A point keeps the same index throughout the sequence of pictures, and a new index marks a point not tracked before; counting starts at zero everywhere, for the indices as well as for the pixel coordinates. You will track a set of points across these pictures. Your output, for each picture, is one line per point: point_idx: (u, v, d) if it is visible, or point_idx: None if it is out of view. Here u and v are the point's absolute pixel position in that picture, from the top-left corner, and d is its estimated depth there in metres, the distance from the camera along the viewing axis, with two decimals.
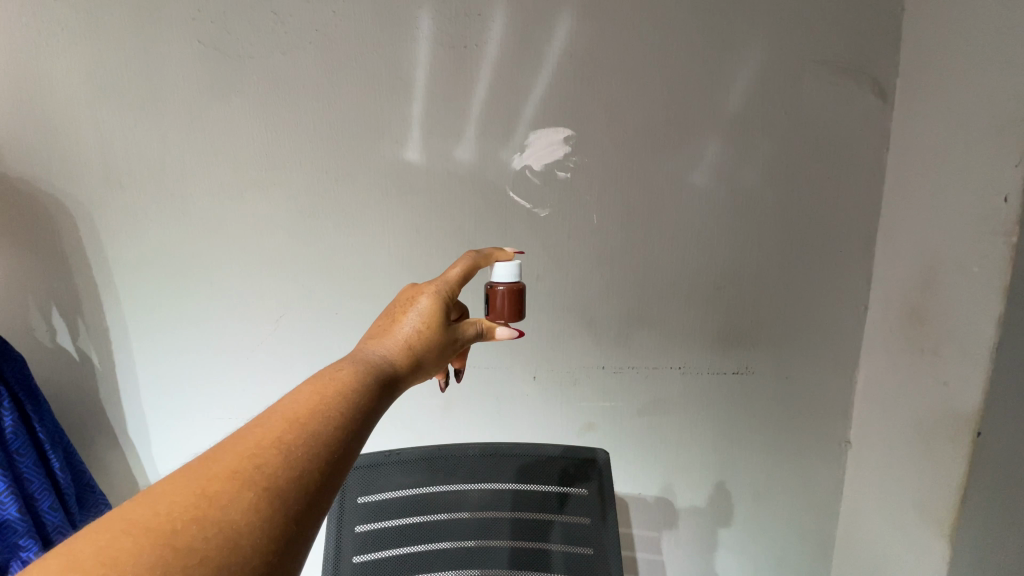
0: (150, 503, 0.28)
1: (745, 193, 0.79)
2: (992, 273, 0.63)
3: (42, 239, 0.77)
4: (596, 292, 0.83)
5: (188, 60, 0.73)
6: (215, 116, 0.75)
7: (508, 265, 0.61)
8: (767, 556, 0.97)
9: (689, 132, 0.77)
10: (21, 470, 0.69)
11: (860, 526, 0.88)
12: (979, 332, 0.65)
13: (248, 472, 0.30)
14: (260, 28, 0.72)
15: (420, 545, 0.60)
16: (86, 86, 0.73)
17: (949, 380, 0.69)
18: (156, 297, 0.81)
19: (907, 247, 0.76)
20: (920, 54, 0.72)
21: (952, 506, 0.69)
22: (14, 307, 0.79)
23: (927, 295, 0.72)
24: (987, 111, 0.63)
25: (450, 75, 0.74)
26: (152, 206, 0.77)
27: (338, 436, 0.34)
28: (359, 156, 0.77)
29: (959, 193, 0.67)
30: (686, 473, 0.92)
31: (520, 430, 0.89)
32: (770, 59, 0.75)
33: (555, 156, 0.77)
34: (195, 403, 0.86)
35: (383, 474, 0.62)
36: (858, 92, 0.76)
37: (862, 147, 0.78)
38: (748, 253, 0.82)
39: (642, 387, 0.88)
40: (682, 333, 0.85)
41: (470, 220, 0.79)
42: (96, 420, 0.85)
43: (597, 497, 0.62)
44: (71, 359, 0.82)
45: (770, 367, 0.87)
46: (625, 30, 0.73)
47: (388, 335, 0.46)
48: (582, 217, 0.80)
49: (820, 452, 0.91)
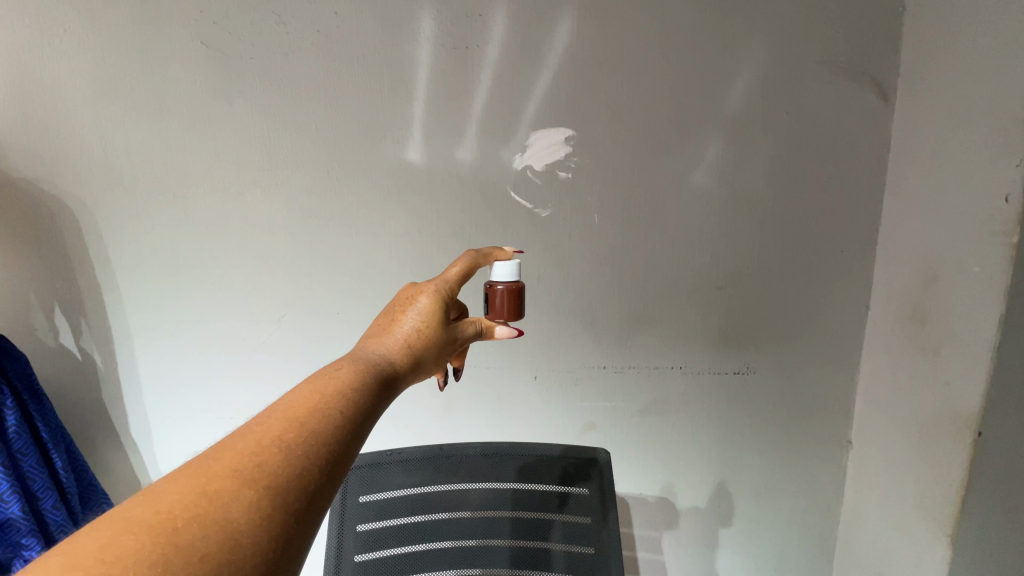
0: (151, 502, 0.28)
1: (745, 193, 0.79)
2: (993, 273, 0.63)
3: (45, 238, 0.77)
4: (597, 292, 0.83)
5: (190, 60, 0.73)
6: (217, 116, 0.75)
7: (508, 264, 0.61)
8: (768, 556, 0.97)
9: (690, 132, 0.77)
10: (24, 469, 0.70)
11: (861, 526, 0.88)
12: (980, 332, 0.65)
13: (249, 471, 0.30)
14: (262, 28, 0.72)
15: (422, 545, 0.61)
16: (89, 86, 0.73)
17: (950, 380, 0.69)
18: (158, 297, 0.81)
19: (907, 247, 0.76)
20: (921, 54, 0.72)
21: (953, 505, 0.69)
22: (17, 307, 0.79)
23: (928, 295, 0.72)
24: (988, 111, 0.63)
25: (452, 75, 0.74)
26: (153, 206, 0.78)
27: (338, 434, 0.35)
28: (360, 156, 0.77)
29: (960, 193, 0.67)
30: (687, 473, 0.92)
31: (520, 430, 0.89)
32: (771, 59, 0.75)
33: (556, 156, 0.77)
34: (196, 402, 0.86)
35: (384, 474, 0.62)
36: (859, 92, 0.76)
37: (863, 147, 0.78)
38: (748, 253, 0.82)
39: (642, 387, 0.88)
40: (682, 333, 0.85)
41: (470, 220, 0.80)
42: (98, 420, 0.85)
43: (598, 497, 0.63)
44: (73, 358, 0.82)
45: (771, 367, 0.87)
46: (625, 30, 0.73)
47: (387, 334, 0.47)
48: (582, 217, 0.80)
49: (821, 452, 0.91)
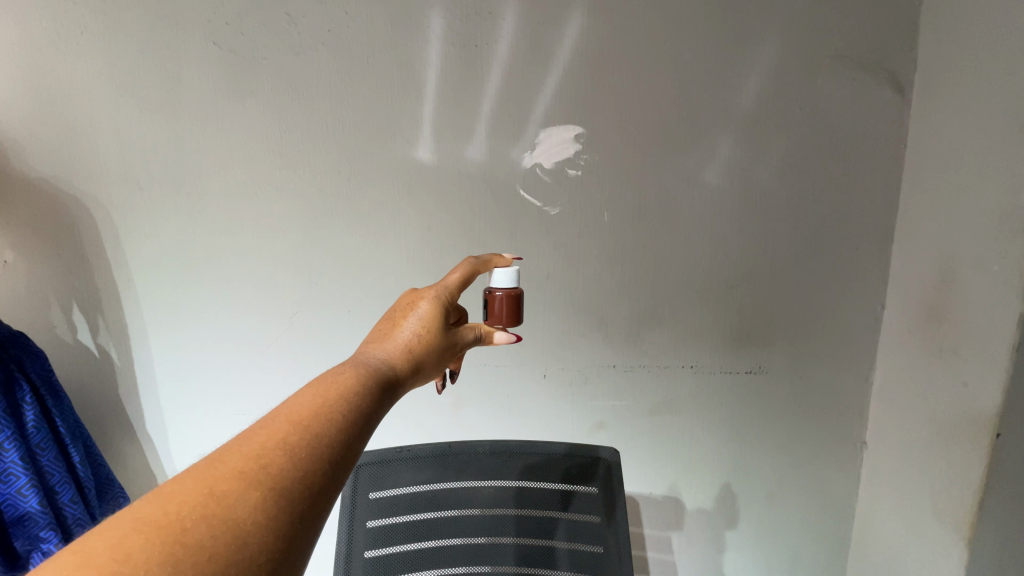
0: (161, 502, 0.28)
1: (758, 192, 0.78)
2: (1013, 272, 0.62)
3: (61, 237, 0.79)
4: (607, 291, 0.83)
5: (203, 61, 0.74)
6: (230, 116, 0.76)
7: (508, 271, 0.61)
8: (781, 557, 0.96)
9: (702, 130, 0.76)
10: (43, 463, 0.71)
11: (875, 528, 0.87)
12: (1000, 331, 0.64)
13: (254, 472, 0.31)
14: (274, 29, 0.73)
15: (431, 542, 0.61)
16: (106, 89, 0.74)
17: (969, 380, 0.68)
18: (172, 295, 0.83)
19: (924, 245, 0.75)
20: (938, 50, 0.71)
21: (972, 507, 0.68)
22: (37, 304, 0.81)
23: (946, 294, 0.71)
24: (1006, 106, 0.62)
25: (461, 75, 0.74)
26: (167, 204, 0.79)
27: (340, 437, 0.35)
28: (371, 156, 0.77)
29: (979, 190, 0.66)
30: (699, 472, 0.92)
31: (529, 428, 0.89)
32: (787, 56, 0.74)
33: (566, 154, 0.77)
34: (209, 399, 0.88)
35: (394, 471, 0.63)
36: (875, 89, 0.75)
37: (877, 145, 0.77)
38: (761, 251, 0.81)
39: (654, 387, 0.87)
40: (693, 332, 0.85)
41: (481, 218, 0.80)
42: (114, 416, 0.87)
43: (606, 496, 0.62)
44: (90, 356, 0.84)
45: (783, 367, 0.86)
46: (637, 28, 0.73)
47: (388, 338, 0.47)
48: (593, 216, 0.79)
49: (835, 453, 0.90)
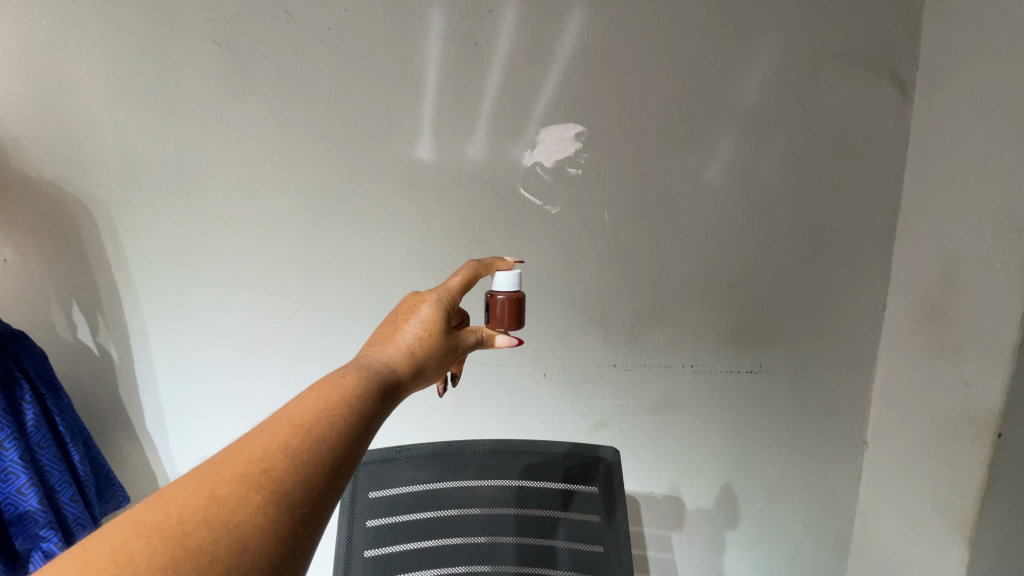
0: (162, 505, 0.28)
1: (759, 191, 0.78)
2: (1015, 271, 0.61)
3: (61, 236, 0.79)
4: (608, 290, 0.82)
5: (203, 60, 0.74)
6: (229, 114, 0.75)
7: (508, 273, 0.60)
8: (782, 557, 0.96)
9: (704, 129, 0.76)
10: (43, 461, 0.71)
11: (876, 527, 0.87)
12: (1001, 330, 0.63)
13: (255, 475, 0.31)
14: (273, 27, 0.73)
15: (431, 541, 0.61)
16: (106, 88, 0.74)
17: (970, 380, 0.68)
18: (172, 294, 0.83)
19: (925, 244, 0.75)
20: (940, 48, 0.70)
21: (973, 506, 0.68)
22: (37, 303, 0.81)
23: (947, 292, 0.71)
24: (1009, 104, 0.62)
25: (461, 73, 0.74)
26: (166, 203, 0.79)
27: (341, 440, 0.35)
28: (371, 154, 0.77)
29: (981, 189, 0.66)
30: (699, 472, 0.92)
31: (529, 427, 0.89)
32: (788, 54, 0.73)
33: (566, 153, 0.77)
34: (209, 399, 0.87)
35: (394, 470, 0.63)
36: (877, 87, 0.75)
37: (879, 144, 0.77)
38: (762, 250, 0.81)
39: (654, 386, 0.87)
40: (694, 331, 0.84)
41: (481, 217, 0.79)
42: (113, 415, 0.87)
43: (606, 496, 0.62)
44: (90, 355, 0.84)
45: (784, 366, 0.86)
46: (638, 25, 0.73)
47: (389, 342, 0.47)
48: (594, 215, 0.79)
49: (836, 453, 0.90)
